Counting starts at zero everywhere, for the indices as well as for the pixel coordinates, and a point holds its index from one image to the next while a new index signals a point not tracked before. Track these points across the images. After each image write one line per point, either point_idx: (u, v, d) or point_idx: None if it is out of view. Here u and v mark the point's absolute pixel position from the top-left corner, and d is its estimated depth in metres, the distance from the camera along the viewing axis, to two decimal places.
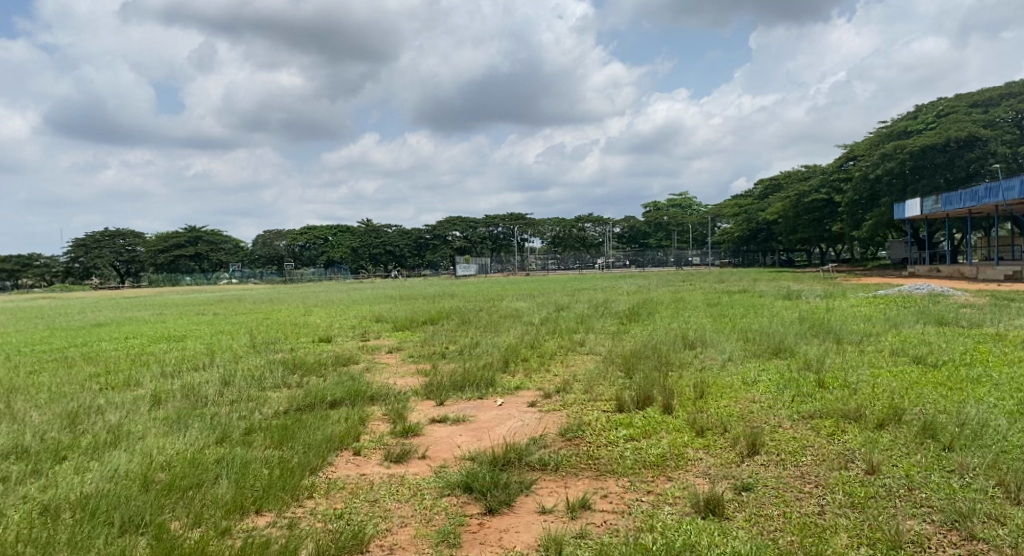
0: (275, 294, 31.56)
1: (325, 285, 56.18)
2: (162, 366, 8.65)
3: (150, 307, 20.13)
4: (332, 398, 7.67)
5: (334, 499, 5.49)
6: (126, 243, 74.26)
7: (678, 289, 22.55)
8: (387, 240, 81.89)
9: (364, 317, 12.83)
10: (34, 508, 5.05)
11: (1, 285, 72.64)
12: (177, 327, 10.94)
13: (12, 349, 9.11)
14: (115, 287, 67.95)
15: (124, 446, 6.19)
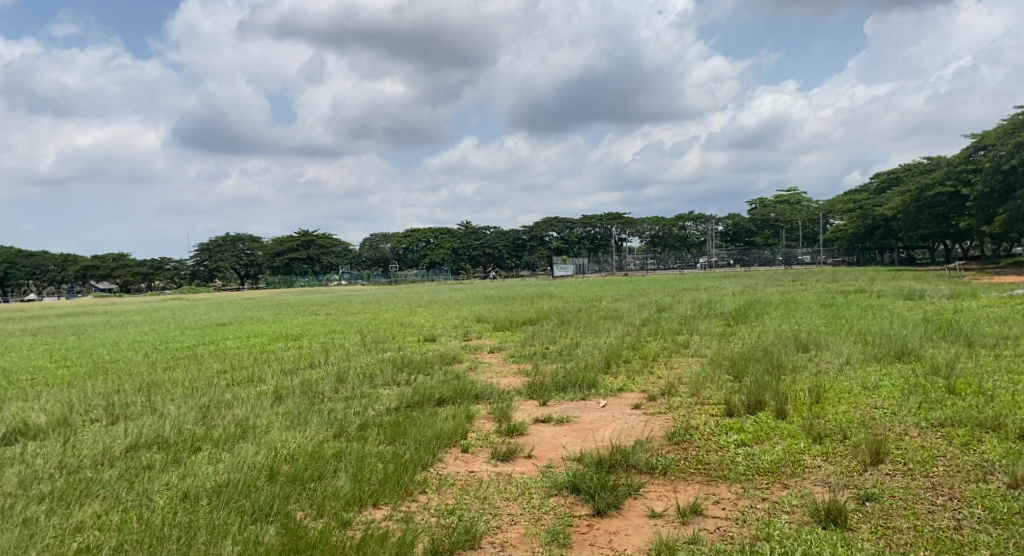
0: (391, 294, 33.00)
1: (430, 285, 57.65)
2: (281, 363, 9.16)
3: (268, 308, 21.17)
4: (439, 396, 7.87)
5: (445, 495, 5.66)
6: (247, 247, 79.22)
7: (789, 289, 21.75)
8: (485, 241, 82.79)
9: (466, 318, 13.08)
10: (176, 495, 5.47)
11: (139, 286, 79.07)
12: (293, 327, 11.56)
13: (150, 346, 9.90)
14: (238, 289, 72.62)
15: (251, 439, 6.61)
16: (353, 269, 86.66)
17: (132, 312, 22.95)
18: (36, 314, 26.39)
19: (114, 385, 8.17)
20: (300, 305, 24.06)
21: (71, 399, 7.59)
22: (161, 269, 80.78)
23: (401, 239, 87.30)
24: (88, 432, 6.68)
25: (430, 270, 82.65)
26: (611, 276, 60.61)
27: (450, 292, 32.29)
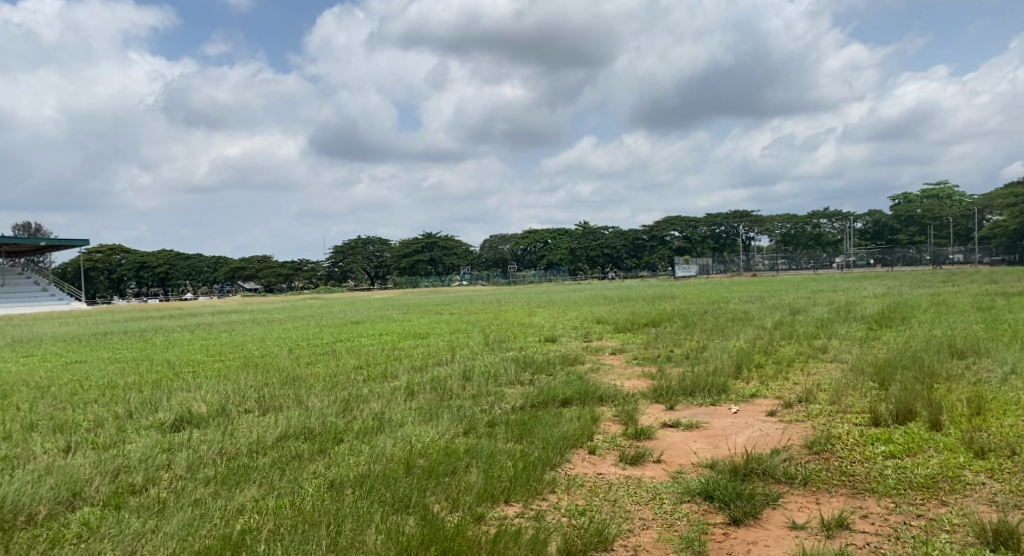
0: (525, 294, 33.86)
1: (551, 285, 58.05)
2: (411, 361, 9.53)
3: (396, 307, 21.95)
4: (564, 396, 7.91)
5: (575, 496, 5.67)
6: (376, 249, 83.76)
7: (944, 290, 20.72)
8: (604, 242, 82.62)
9: (586, 319, 13.07)
10: (323, 483, 5.82)
11: (280, 286, 84.91)
12: (421, 325, 12.01)
13: (293, 342, 10.61)
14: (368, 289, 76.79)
15: (388, 433, 6.92)
16: (472, 269, 88.69)
17: (281, 311, 24.76)
18: (197, 311, 28.94)
19: (263, 378, 8.81)
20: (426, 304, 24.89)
21: (227, 390, 8.26)
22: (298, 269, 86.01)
23: (519, 240, 88.71)
24: (244, 422, 7.24)
25: (548, 270, 83.38)
26: (737, 277, 58.52)
27: (572, 292, 32.33)
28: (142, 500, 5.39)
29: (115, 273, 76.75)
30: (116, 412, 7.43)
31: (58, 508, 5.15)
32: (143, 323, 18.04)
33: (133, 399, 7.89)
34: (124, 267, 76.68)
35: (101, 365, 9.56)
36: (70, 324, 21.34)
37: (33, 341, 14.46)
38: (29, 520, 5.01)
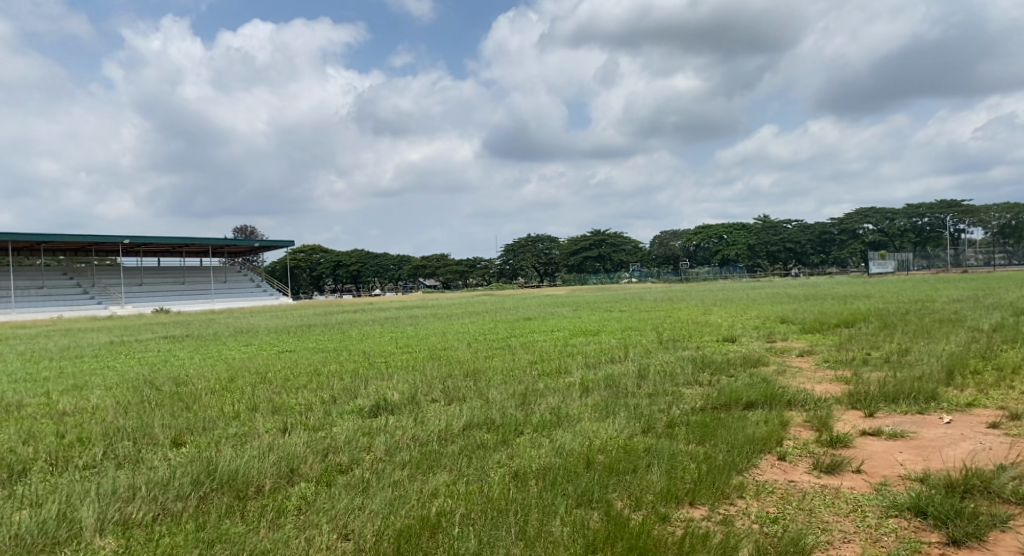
0: (711, 291, 32.84)
1: (731, 282, 55.81)
2: (585, 357, 9.60)
3: (574, 304, 22.19)
4: (748, 399, 7.57)
5: (765, 502, 5.41)
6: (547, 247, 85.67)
7: None
8: (788, 236, 78.28)
9: (768, 318, 12.42)
10: (508, 473, 6.02)
11: (456, 281, 88.61)
12: (593, 322, 12.06)
13: (472, 336, 11.09)
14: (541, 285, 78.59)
15: (567, 427, 7.01)
16: (643, 266, 87.70)
17: (463, 305, 26.01)
18: (389, 306, 31.11)
19: (446, 370, 9.30)
20: (600, 301, 24.83)
21: (415, 380, 8.81)
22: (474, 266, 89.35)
23: (692, 236, 86.12)
24: (432, 411, 7.68)
25: (726, 266, 81.17)
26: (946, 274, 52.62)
27: (754, 291, 30.67)
28: (348, 479, 5.86)
29: (314, 271, 84.82)
30: (321, 398, 8.20)
31: (280, 481, 5.74)
32: (342, 317, 19.69)
33: (335, 386, 8.65)
34: (323, 266, 84.72)
35: (306, 354, 10.59)
36: (284, 318, 23.78)
37: (251, 331, 16.33)
38: (258, 490, 5.61)
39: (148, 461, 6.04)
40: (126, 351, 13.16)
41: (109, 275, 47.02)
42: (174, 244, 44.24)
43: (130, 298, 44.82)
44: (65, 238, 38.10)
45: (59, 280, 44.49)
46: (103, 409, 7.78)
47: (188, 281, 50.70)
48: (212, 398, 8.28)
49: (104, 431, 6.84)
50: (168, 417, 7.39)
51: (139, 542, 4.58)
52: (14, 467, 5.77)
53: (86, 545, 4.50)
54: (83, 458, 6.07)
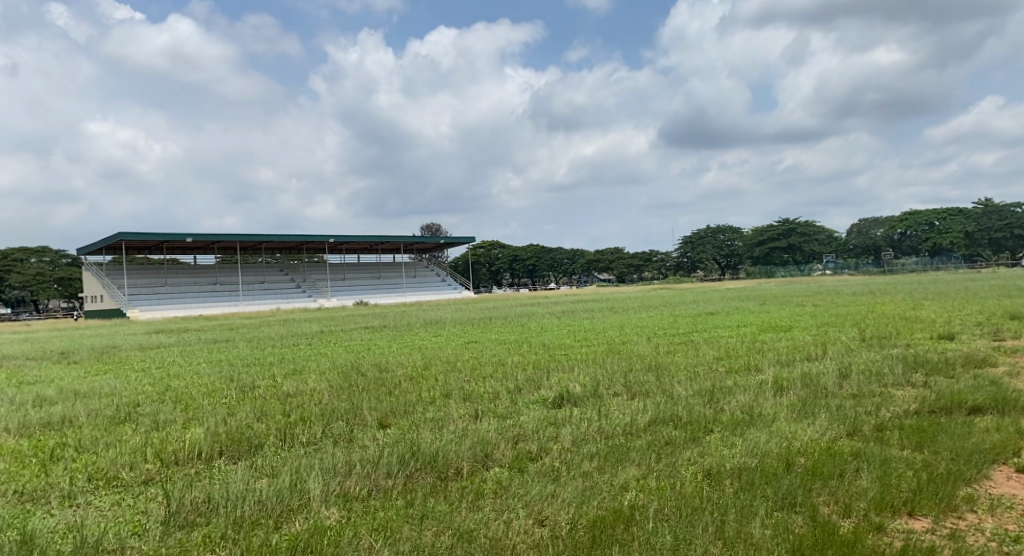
0: (941, 281, 29.78)
1: (950, 273, 50.35)
2: (776, 354, 9.10)
3: (761, 298, 21.15)
4: (974, 403, 6.75)
5: (1003, 519, 4.82)
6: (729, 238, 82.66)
7: None
8: (1015, 221, 69.24)
9: (994, 314, 11.01)
10: (700, 471, 5.84)
11: (633, 273, 88.80)
12: (783, 318, 11.41)
13: (652, 331, 10.94)
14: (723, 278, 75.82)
15: (761, 427, 6.68)
16: (839, 257, 81.71)
17: (650, 299, 25.81)
18: (566, 300, 31.58)
19: (627, 364, 9.26)
20: (790, 295, 23.37)
21: (597, 373, 8.85)
22: (650, 260, 89.13)
23: (898, 223, 78.47)
24: (616, 404, 7.68)
25: (937, 255, 73.35)
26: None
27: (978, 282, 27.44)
28: (539, 466, 6.00)
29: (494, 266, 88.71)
30: (507, 387, 8.49)
31: (476, 465, 6.01)
32: (521, 310, 20.28)
33: (520, 377, 8.91)
34: (500, 260, 88.11)
35: (492, 345, 11.03)
36: (469, 310, 24.98)
37: (439, 323, 17.32)
38: (457, 472, 5.92)
39: (359, 441, 6.59)
40: (334, 340, 14.50)
41: (316, 270, 52.05)
42: (369, 242, 47.99)
43: (336, 291, 49.47)
44: (281, 238, 42.68)
45: (277, 274, 49.91)
46: (318, 391, 8.64)
47: (383, 275, 54.83)
48: (410, 384, 8.89)
49: (321, 412, 7.57)
50: (373, 401, 8.04)
51: (358, 513, 4.99)
52: (252, 440, 6.55)
53: (314, 513, 4.98)
54: (306, 436, 6.76)
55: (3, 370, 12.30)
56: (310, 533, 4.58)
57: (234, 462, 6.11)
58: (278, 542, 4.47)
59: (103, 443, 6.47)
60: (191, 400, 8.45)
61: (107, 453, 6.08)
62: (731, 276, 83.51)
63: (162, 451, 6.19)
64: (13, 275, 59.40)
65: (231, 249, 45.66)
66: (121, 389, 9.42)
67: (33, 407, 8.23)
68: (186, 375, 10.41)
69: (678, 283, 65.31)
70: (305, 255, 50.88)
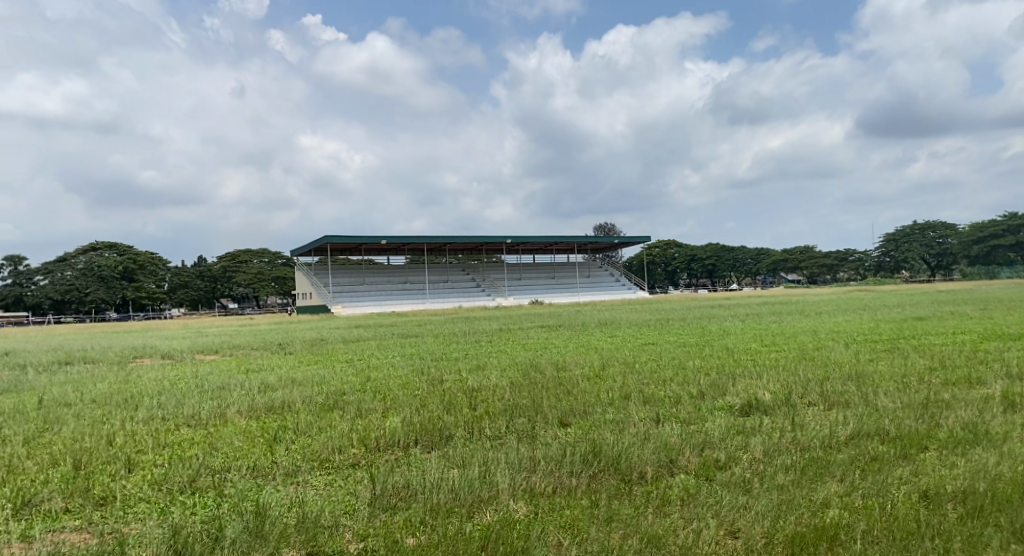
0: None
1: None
2: (1005, 366, 8.00)
3: (986, 302, 18.64)
4: None
5: None
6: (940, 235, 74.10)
7: None
8: None
9: None
10: (914, 491, 5.29)
11: (825, 273, 82.49)
12: (1012, 325, 10.01)
13: (849, 336, 10.10)
14: (932, 280, 68.06)
15: (989, 447, 5.92)
16: None
17: (851, 302, 23.76)
18: (750, 302, 29.95)
19: (822, 371, 8.61)
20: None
21: (788, 381, 8.33)
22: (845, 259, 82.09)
23: None
24: (811, 414, 7.18)
25: None
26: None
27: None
28: (728, 476, 5.75)
29: (670, 265, 86.84)
30: (690, 392, 8.24)
31: (661, 470, 5.89)
32: (701, 312, 19.60)
33: (703, 381, 8.62)
34: (677, 260, 85.95)
35: (671, 347, 10.80)
36: (647, 311, 24.52)
37: (616, 323, 17.21)
38: (641, 477, 5.84)
39: (542, 438, 6.72)
40: (514, 337, 14.94)
41: (494, 270, 54.01)
42: (544, 242, 48.87)
43: (513, 291, 50.99)
44: (463, 240, 44.75)
45: (459, 274, 52.49)
46: (501, 388, 8.93)
47: (558, 275, 55.60)
48: (589, 384, 8.94)
49: (505, 407, 7.83)
50: (554, 400, 8.17)
51: (545, 509, 5.09)
52: (443, 432, 6.91)
53: (503, 506, 5.14)
54: (491, 430, 7.01)
55: (234, 357, 14.10)
56: (500, 525, 4.73)
57: (427, 451, 6.49)
58: (471, 531, 4.66)
59: (315, 427, 7.15)
60: (387, 390, 9.12)
61: (319, 437, 6.71)
62: (943, 277, 74.73)
63: (365, 437, 6.73)
64: (239, 275, 67.84)
65: (417, 250, 48.66)
66: (328, 378, 10.40)
67: (259, 392, 9.32)
68: (382, 367, 11.27)
69: (881, 287, 59.44)
70: (484, 256, 52.96)
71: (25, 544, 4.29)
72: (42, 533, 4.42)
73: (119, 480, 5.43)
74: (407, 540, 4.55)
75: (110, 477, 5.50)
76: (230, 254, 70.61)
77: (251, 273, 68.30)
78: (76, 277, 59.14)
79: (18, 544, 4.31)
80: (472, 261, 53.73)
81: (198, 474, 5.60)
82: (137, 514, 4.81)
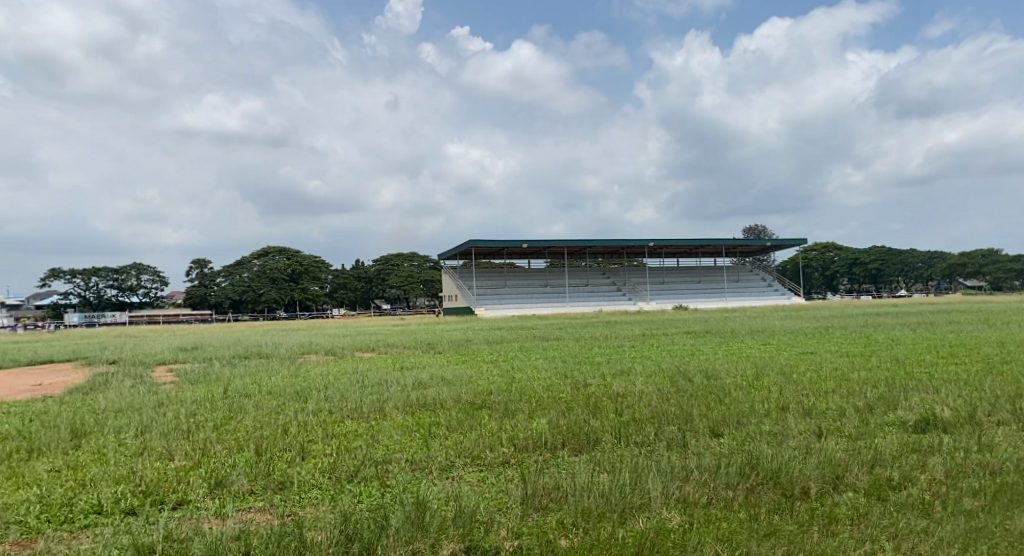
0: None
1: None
2: None
3: None
4: None
5: None
6: None
7: None
8: None
9: None
10: None
11: (1011, 279, 73.76)
12: None
13: None
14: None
15: None
16: None
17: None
18: (922, 309, 27.40)
19: (1014, 388, 7.69)
20: None
21: (972, 397, 7.52)
22: None
23: None
24: (1003, 434, 6.44)
25: None
26: None
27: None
28: (903, 497, 5.28)
29: (827, 270, 81.38)
30: (855, 405, 7.67)
31: (826, 487, 5.52)
32: (866, 320, 18.21)
33: (870, 394, 7.99)
34: (835, 264, 80.36)
35: (832, 357, 10.11)
36: (805, 318, 23.10)
37: (769, 330, 16.41)
38: (803, 493, 5.51)
39: (694, 447, 6.52)
40: (659, 342, 14.68)
41: (635, 274, 53.25)
42: (688, 245, 47.49)
43: (655, 295, 50.00)
44: (604, 244, 44.56)
45: (600, 278, 52.28)
46: (648, 393, 8.78)
47: (704, 280, 53.81)
48: (741, 393, 8.56)
49: (653, 414, 7.68)
50: (704, 408, 7.91)
51: (700, 520, 4.93)
52: (590, 435, 6.90)
53: (656, 514, 5.04)
54: (640, 436, 6.90)
55: (389, 355, 14.95)
56: (653, 532, 4.64)
57: (576, 454, 6.51)
58: (624, 536, 4.61)
59: (467, 425, 7.38)
60: (533, 392, 9.24)
61: (470, 435, 6.92)
62: None
63: (514, 437, 6.84)
64: (390, 278, 71.74)
65: (558, 253, 49.02)
66: (476, 378, 10.72)
67: (412, 389, 9.78)
68: (528, 369, 11.45)
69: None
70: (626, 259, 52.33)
71: (220, 520, 4.77)
72: (231, 512, 4.89)
73: (295, 467, 5.90)
74: (561, 541, 4.58)
75: (287, 464, 5.98)
76: (383, 258, 74.89)
77: (402, 275, 72.01)
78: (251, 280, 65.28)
79: (214, 519, 4.80)
80: (614, 265, 53.38)
81: (362, 464, 5.96)
82: (312, 500, 5.20)
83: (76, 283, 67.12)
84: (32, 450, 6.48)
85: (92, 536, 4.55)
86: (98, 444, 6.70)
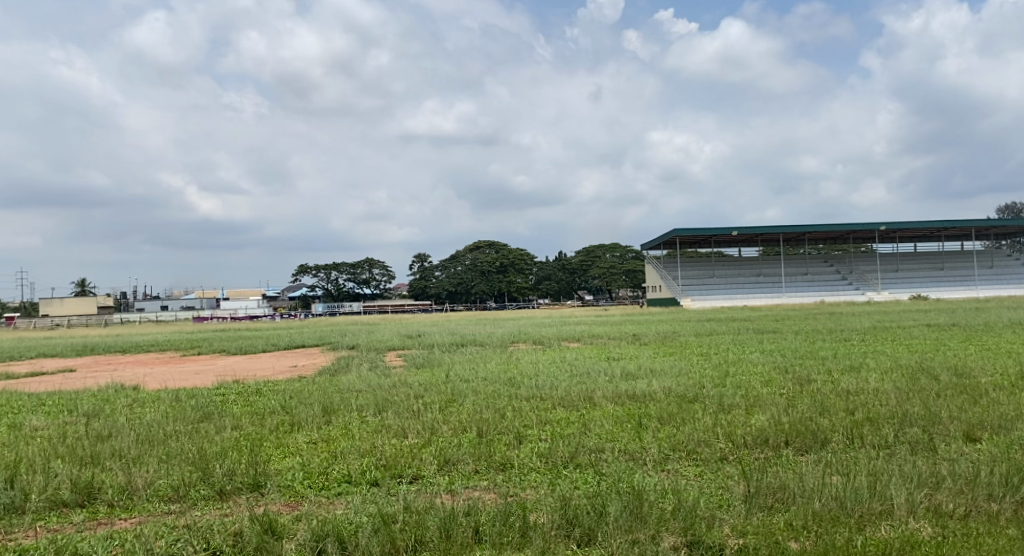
0: None
1: None
2: None
3: None
4: None
5: None
6: None
7: None
8: None
9: None
10: None
11: None
12: None
13: None
14: None
15: None
16: None
17: None
18: None
19: None
20: None
21: None
22: None
23: None
24: None
25: None
26: None
27: None
28: None
29: None
30: None
31: None
32: None
33: None
34: None
35: None
36: None
37: None
38: None
39: (945, 452, 5.78)
40: (894, 336, 13.19)
41: (862, 261, 48.42)
42: (928, 228, 42.17)
43: (886, 285, 45.06)
44: (826, 229, 41.07)
45: (820, 266, 48.32)
46: (884, 392, 7.93)
47: (948, 266, 47.37)
48: (1002, 394, 7.43)
49: (891, 414, 6.92)
50: (956, 410, 6.96)
51: (957, 533, 4.38)
52: (818, 434, 6.37)
53: (902, 523, 4.55)
54: (876, 438, 6.26)
55: (595, 345, 15.04)
56: (901, 543, 4.20)
57: (802, 454, 6.08)
58: (866, 544, 4.22)
59: (679, 417, 7.20)
60: (750, 387, 8.77)
61: (685, 428, 6.73)
62: None
63: (732, 433, 6.52)
64: (594, 269, 72.28)
65: (771, 241, 46.15)
66: (686, 370, 10.46)
67: (622, 380, 9.77)
68: (742, 363, 10.89)
69: None
70: (850, 245, 47.76)
71: (450, 496, 5.12)
72: (460, 489, 5.22)
73: (514, 450, 6.15)
74: (791, 544, 4.30)
75: (505, 447, 6.26)
76: (587, 249, 75.56)
77: (605, 266, 72.19)
78: (464, 273, 69.78)
79: (446, 495, 5.18)
80: (836, 252, 49.05)
81: (576, 451, 6.05)
82: (532, 483, 5.39)
83: (320, 277, 75.91)
84: (293, 424, 7.44)
85: (346, 502, 5.11)
86: (344, 421, 7.52)
